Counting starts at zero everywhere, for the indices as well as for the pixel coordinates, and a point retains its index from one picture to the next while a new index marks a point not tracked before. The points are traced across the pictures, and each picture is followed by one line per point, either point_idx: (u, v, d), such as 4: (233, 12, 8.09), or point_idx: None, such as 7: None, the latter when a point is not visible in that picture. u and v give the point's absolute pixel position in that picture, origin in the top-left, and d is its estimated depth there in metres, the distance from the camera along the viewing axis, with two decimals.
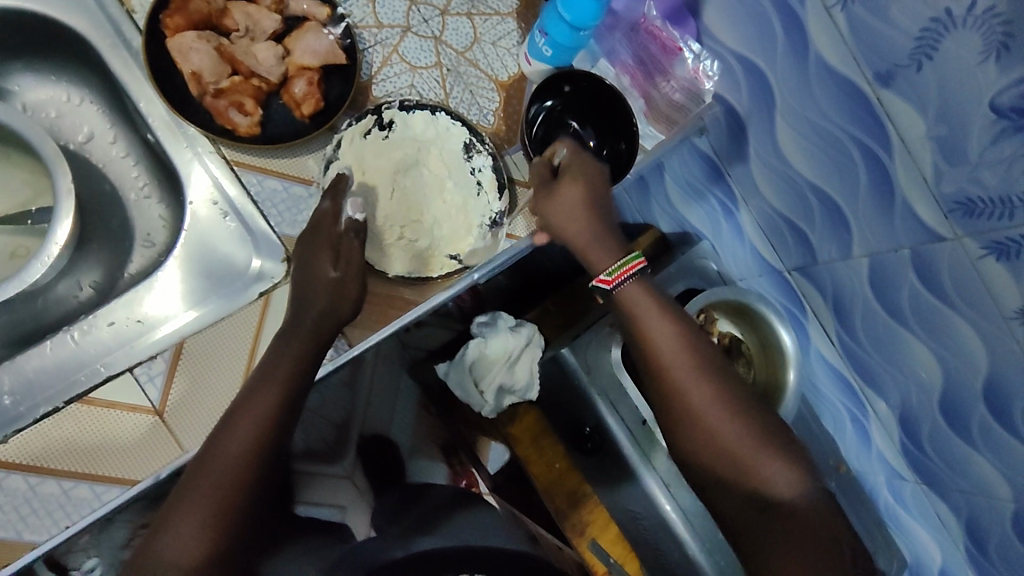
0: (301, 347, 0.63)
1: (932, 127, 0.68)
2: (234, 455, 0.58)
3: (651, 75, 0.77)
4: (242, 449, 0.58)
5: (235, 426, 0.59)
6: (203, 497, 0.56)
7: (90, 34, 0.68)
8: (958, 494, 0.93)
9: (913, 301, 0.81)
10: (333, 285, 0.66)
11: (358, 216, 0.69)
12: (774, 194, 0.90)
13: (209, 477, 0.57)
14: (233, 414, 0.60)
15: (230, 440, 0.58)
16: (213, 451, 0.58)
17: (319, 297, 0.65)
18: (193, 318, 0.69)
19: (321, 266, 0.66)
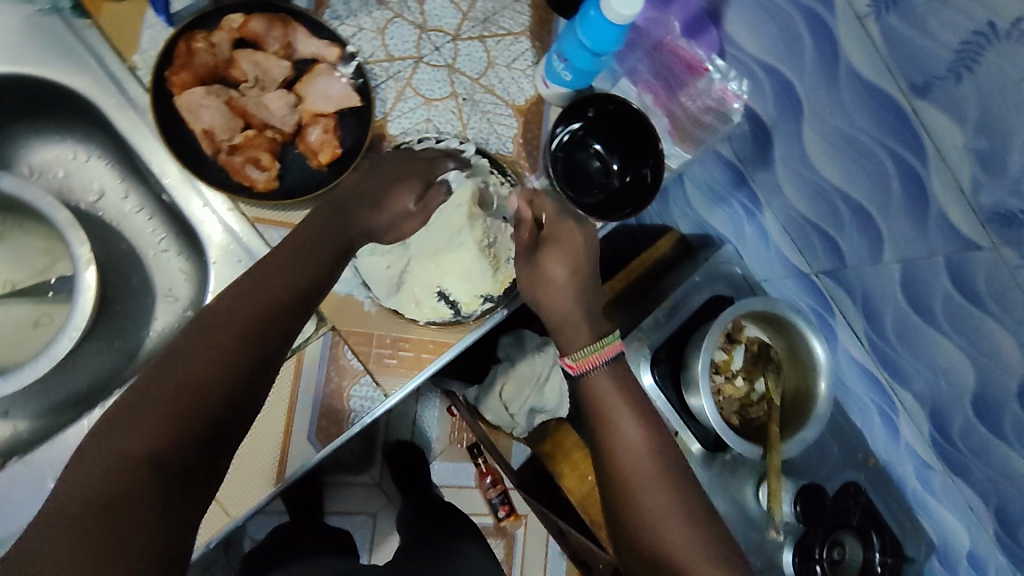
0: (305, 269, 0.57)
1: (970, 138, 0.65)
2: (222, 333, 0.51)
3: (674, 92, 0.74)
4: (215, 360, 0.50)
5: (213, 337, 0.51)
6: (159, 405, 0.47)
7: (92, 95, 0.65)
8: (987, 485, 0.93)
9: (946, 305, 0.80)
10: (392, 218, 0.65)
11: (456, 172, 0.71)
12: (800, 198, 0.88)
13: (173, 380, 0.49)
14: (223, 309, 0.53)
15: (204, 350, 0.50)
16: (181, 355, 0.50)
17: (341, 232, 0.61)
18: None
19: (403, 195, 0.65)
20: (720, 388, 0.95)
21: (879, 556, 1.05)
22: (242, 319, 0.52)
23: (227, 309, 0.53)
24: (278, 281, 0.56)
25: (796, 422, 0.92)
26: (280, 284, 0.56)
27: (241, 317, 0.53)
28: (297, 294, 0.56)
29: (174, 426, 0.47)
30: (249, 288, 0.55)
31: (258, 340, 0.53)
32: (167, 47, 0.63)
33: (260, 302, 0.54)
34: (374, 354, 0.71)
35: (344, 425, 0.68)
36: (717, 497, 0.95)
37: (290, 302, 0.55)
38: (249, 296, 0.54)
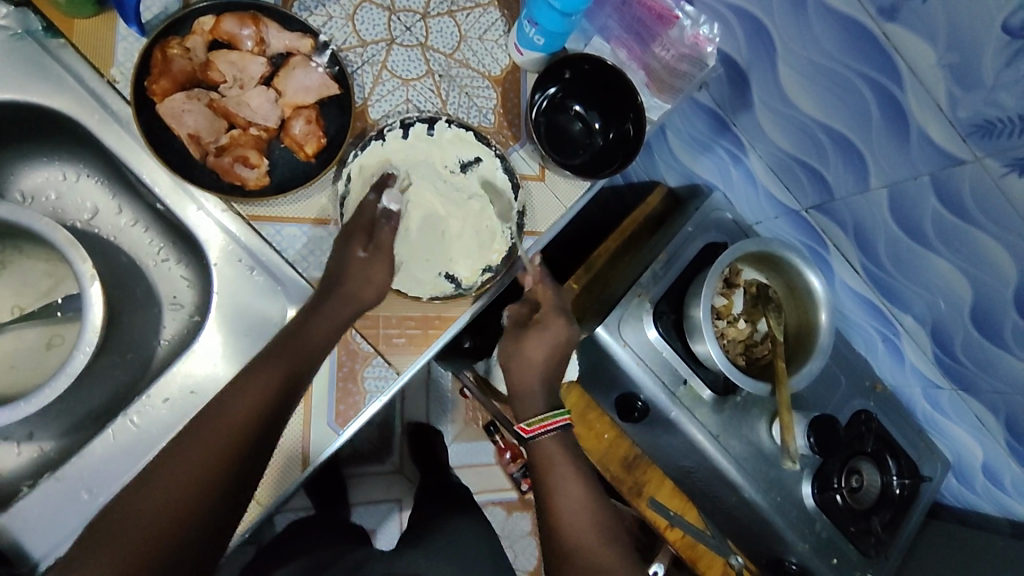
0: (292, 356, 0.62)
1: (943, 55, 0.66)
2: (218, 428, 0.57)
3: (647, 44, 0.74)
4: (215, 457, 0.56)
5: (205, 434, 0.57)
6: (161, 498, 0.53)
7: (75, 112, 0.66)
8: (994, 395, 0.96)
9: (936, 224, 0.81)
10: (364, 282, 0.67)
11: (394, 206, 0.70)
12: (783, 138, 0.89)
13: (173, 472, 0.55)
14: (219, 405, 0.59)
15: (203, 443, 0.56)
16: (179, 452, 0.56)
17: (316, 331, 0.64)
18: None
19: (351, 245, 0.67)
20: (723, 332, 0.97)
21: (897, 479, 1.08)
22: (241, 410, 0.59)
23: (220, 405, 0.59)
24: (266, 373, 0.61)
25: (800, 356, 0.94)
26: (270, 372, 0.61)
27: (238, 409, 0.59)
28: (283, 382, 0.61)
29: (172, 520, 0.53)
30: (244, 384, 0.60)
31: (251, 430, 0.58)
32: (144, 56, 0.63)
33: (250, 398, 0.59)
34: (382, 335, 0.73)
35: (361, 406, 0.70)
36: (731, 439, 0.99)
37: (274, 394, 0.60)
38: (242, 391, 0.60)
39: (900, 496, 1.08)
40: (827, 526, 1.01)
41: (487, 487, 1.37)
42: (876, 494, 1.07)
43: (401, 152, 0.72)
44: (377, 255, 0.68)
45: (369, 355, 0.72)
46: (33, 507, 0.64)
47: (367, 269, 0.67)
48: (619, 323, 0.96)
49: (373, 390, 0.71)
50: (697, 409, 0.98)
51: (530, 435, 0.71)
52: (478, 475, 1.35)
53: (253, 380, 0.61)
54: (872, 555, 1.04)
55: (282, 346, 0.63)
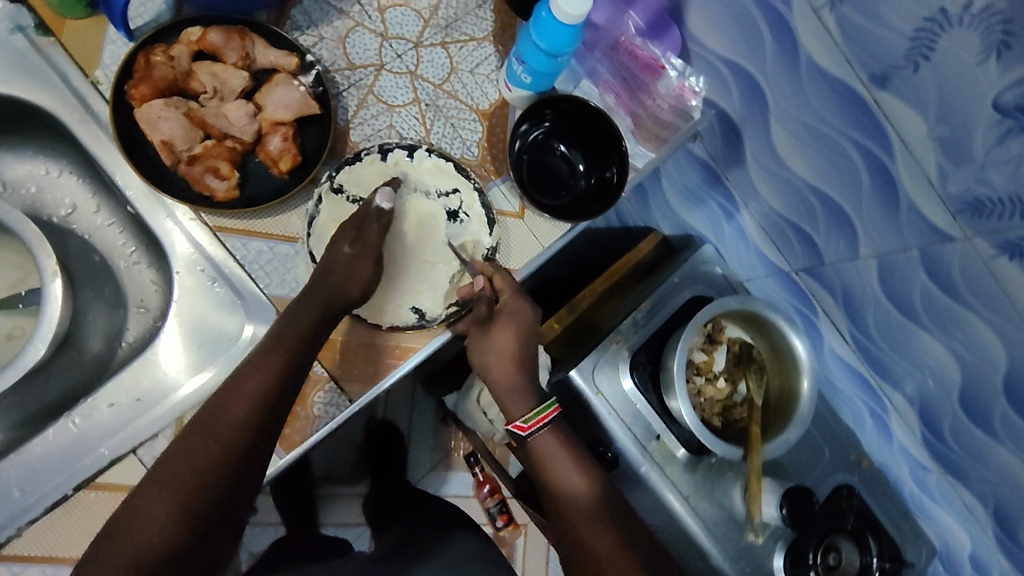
0: (282, 357, 0.62)
1: (933, 127, 0.64)
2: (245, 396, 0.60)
3: (635, 93, 0.74)
4: (209, 466, 0.56)
5: (197, 441, 0.57)
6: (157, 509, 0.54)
7: (56, 109, 0.67)
8: (983, 484, 0.91)
9: (925, 299, 0.78)
10: (348, 278, 0.67)
11: (385, 204, 0.69)
12: (775, 197, 0.87)
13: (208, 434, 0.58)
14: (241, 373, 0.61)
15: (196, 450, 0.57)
16: (172, 461, 0.56)
17: (299, 326, 0.64)
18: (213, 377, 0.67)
19: (337, 243, 0.67)
20: (700, 390, 0.92)
21: (876, 560, 1.03)
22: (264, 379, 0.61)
23: (212, 413, 0.59)
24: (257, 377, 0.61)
25: (779, 423, 0.91)
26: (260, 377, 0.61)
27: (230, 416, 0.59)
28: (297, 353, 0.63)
29: (166, 532, 0.53)
30: (259, 365, 0.62)
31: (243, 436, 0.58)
32: (126, 60, 0.64)
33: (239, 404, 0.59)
34: (339, 360, 0.71)
35: (309, 431, 0.68)
36: (701, 501, 0.94)
37: (266, 396, 0.60)
38: (231, 397, 0.60)
39: None
40: None
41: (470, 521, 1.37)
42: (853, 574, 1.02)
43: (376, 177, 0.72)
44: (367, 254, 0.68)
45: (321, 379, 0.70)
46: None
47: (353, 265, 0.67)
48: (593, 369, 0.93)
49: (323, 416, 0.69)
50: (669, 467, 0.94)
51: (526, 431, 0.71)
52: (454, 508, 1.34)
53: (242, 384, 0.61)
54: None
55: (273, 346, 0.62)
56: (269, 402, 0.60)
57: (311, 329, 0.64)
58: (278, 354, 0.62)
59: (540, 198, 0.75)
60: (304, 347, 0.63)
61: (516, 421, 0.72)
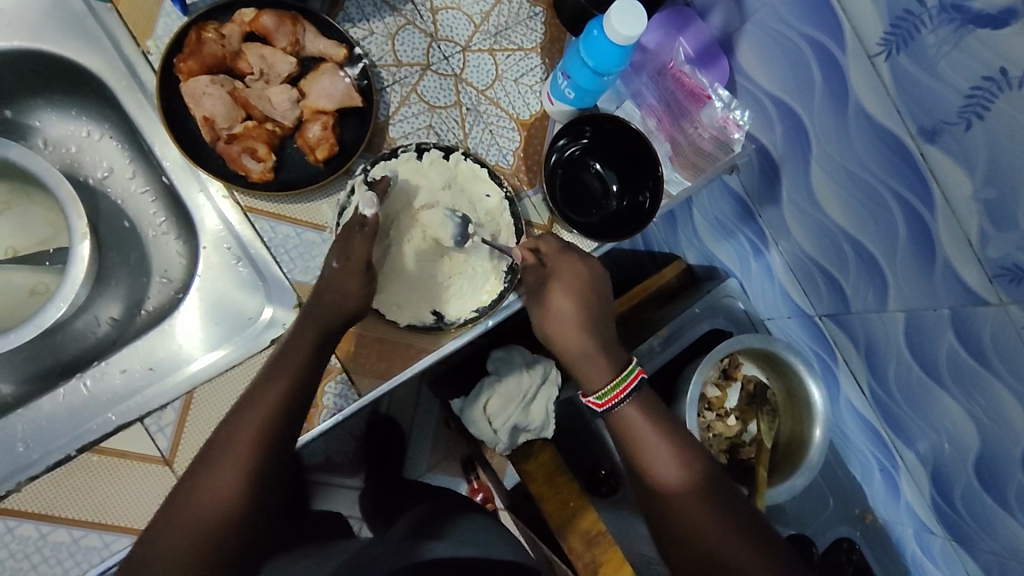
0: (291, 378, 0.61)
1: (979, 189, 0.62)
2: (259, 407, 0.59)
3: (677, 119, 0.72)
4: (232, 493, 0.57)
5: (217, 469, 0.57)
6: (181, 541, 0.55)
7: (104, 75, 0.68)
8: (989, 554, 0.89)
9: (951, 361, 0.76)
10: (340, 297, 0.63)
11: (366, 213, 0.66)
12: (807, 239, 0.86)
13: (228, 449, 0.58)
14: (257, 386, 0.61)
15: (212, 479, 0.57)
16: (193, 490, 0.57)
17: (303, 347, 0.62)
18: (224, 355, 0.68)
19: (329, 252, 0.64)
20: (709, 425, 0.92)
21: None
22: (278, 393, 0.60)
23: (227, 432, 0.59)
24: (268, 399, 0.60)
25: (787, 468, 0.89)
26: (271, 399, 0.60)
27: (244, 440, 0.58)
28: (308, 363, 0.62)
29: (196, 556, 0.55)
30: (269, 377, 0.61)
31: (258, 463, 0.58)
32: (178, 34, 0.65)
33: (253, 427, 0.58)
34: (353, 353, 0.70)
35: (314, 420, 0.68)
36: None
37: (279, 416, 0.60)
38: (243, 420, 0.59)
39: None
40: None
41: None
42: None
43: (409, 175, 0.71)
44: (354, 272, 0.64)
45: (332, 369, 0.70)
46: None
47: (339, 278, 0.64)
48: None
49: (330, 406, 0.69)
50: None
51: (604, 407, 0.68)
52: None
53: (253, 405, 0.60)
54: None
55: (278, 366, 0.61)
56: (283, 426, 0.60)
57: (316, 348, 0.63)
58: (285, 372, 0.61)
59: (571, 215, 0.74)
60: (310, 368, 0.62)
61: (594, 398, 0.68)
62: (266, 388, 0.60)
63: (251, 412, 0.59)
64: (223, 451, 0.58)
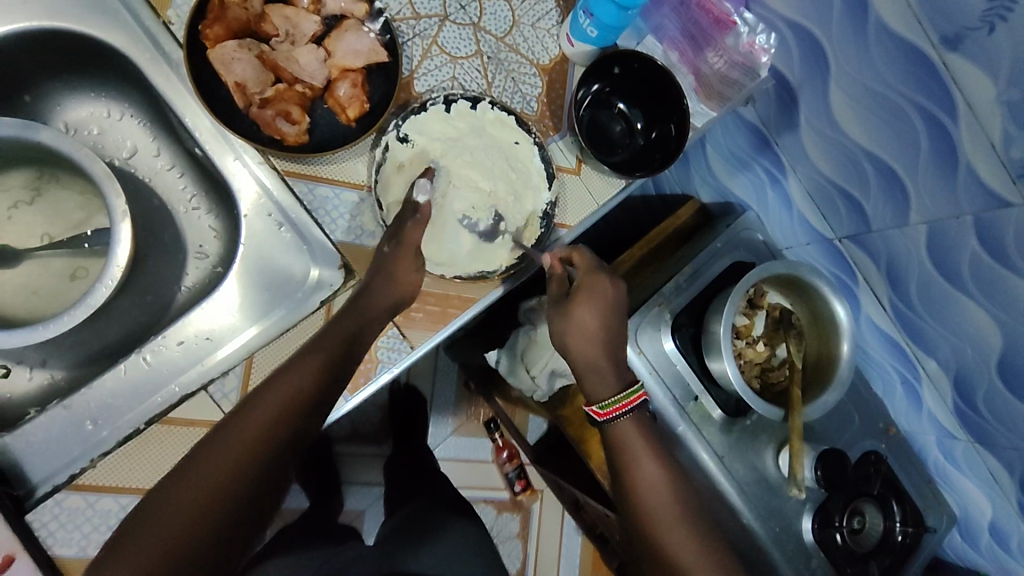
0: (313, 368, 0.61)
1: (1003, 91, 0.64)
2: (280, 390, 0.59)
3: (700, 49, 0.74)
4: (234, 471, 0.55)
5: (226, 443, 0.56)
6: (178, 514, 0.52)
7: (127, 49, 0.67)
8: (1011, 451, 0.93)
9: (973, 267, 0.79)
10: None
11: (421, 199, 0.69)
12: (826, 163, 0.88)
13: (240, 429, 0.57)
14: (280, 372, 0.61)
15: (225, 450, 0.56)
16: (208, 454, 0.56)
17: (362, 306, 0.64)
18: (261, 333, 0.69)
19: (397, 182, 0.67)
20: (741, 352, 0.95)
21: (899, 526, 1.05)
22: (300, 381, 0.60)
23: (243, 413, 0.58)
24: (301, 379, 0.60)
25: (817, 387, 0.92)
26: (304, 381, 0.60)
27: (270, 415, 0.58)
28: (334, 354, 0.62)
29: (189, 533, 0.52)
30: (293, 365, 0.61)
31: (276, 439, 0.58)
32: (202, 0, 0.64)
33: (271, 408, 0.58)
34: (401, 307, 0.72)
35: (371, 375, 0.69)
36: (735, 462, 0.96)
37: (295, 406, 0.59)
38: (270, 398, 0.59)
39: (901, 544, 1.05)
40: (824, 564, 0.98)
41: (486, 483, 1.46)
42: (877, 538, 1.04)
43: (438, 127, 0.72)
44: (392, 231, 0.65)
45: (383, 325, 0.71)
46: (38, 431, 0.64)
47: None
48: (635, 330, 0.95)
49: (384, 360, 0.70)
50: (705, 428, 0.96)
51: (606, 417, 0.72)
52: (473, 470, 1.45)
53: (285, 384, 0.60)
54: None
55: (306, 352, 0.62)
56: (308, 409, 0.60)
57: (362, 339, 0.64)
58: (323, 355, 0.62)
59: (601, 155, 0.75)
60: (344, 358, 0.63)
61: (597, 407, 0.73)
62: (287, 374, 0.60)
63: (276, 388, 0.59)
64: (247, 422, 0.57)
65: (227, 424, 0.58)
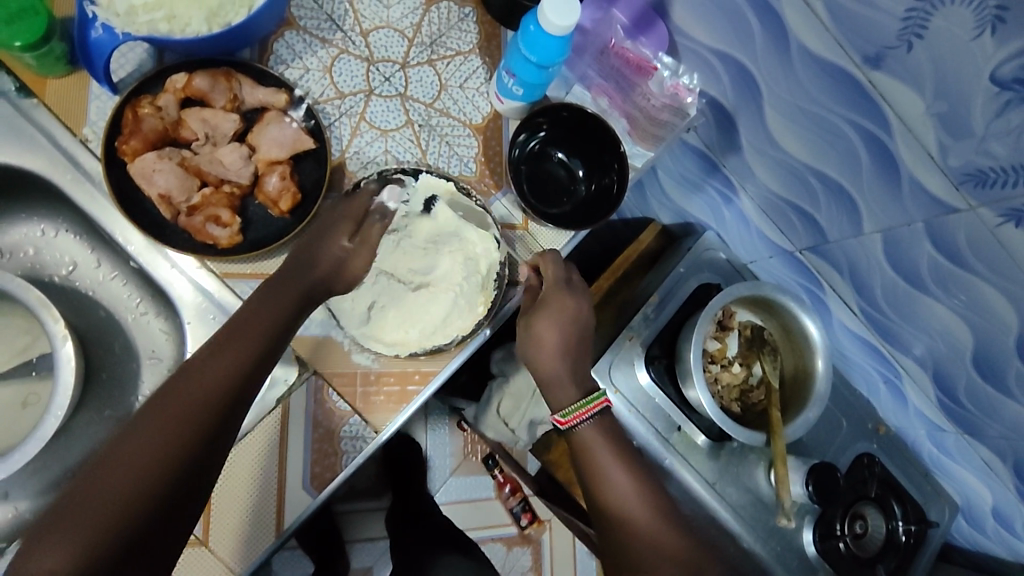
0: (258, 335, 0.58)
1: (931, 104, 0.63)
2: (232, 358, 0.57)
3: (628, 93, 0.74)
4: (176, 440, 0.52)
5: (170, 419, 0.53)
6: (116, 492, 0.49)
7: (47, 172, 0.66)
8: (1000, 439, 0.92)
9: (933, 270, 0.78)
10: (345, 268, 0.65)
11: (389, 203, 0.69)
12: (772, 179, 0.87)
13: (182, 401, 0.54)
14: (225, 334, 0.58)
15: (169, 424, 0.53)
16: (139, 431, 0.52)
17: None
18: None
19: (334, 236, 0.64)
20: (717, 377, 0.94)
21: (902, 525, 1.04)
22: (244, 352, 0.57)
23: (185, 382, 0.55)
24: (170, 431, 0.53)
25: (797, 403, 0.91)
26: (105, 505, 0.49)
27: (172, 434, 0.52)
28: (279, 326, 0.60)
29: (137, 511, 0.49)
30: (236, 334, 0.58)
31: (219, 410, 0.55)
32: (114, 116, 0.63)
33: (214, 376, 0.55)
34: (360, 393, 0.71)
35: (338, 466, 0.68)
36: (727, 487, 0.96)
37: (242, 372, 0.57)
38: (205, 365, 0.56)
39: (905, 543, 1.04)
40: None
41: (495, 521, 1.45)
42: (881, 541, 1.03)
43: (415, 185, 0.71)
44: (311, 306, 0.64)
45: (344, 414, 0.70)
46: None
47: None
48: (610, 368, 0.94)
49: (349, 449, 0.69)
50: (691, 455, 0.95)
51: (567, 424, 0.72)
52: (478, 509, 1.44)
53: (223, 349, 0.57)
54: None
55: (253, 318, 0.59)
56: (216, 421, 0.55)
57: (196, 436, 0.53)
58: (145, 456, 0.51)
59: (546, 210, 0.75)
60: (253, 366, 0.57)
61: (559, 415, 0.72)
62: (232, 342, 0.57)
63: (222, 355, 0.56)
64: (176, 394, 0.54)
65: (157, 397, 0.55)
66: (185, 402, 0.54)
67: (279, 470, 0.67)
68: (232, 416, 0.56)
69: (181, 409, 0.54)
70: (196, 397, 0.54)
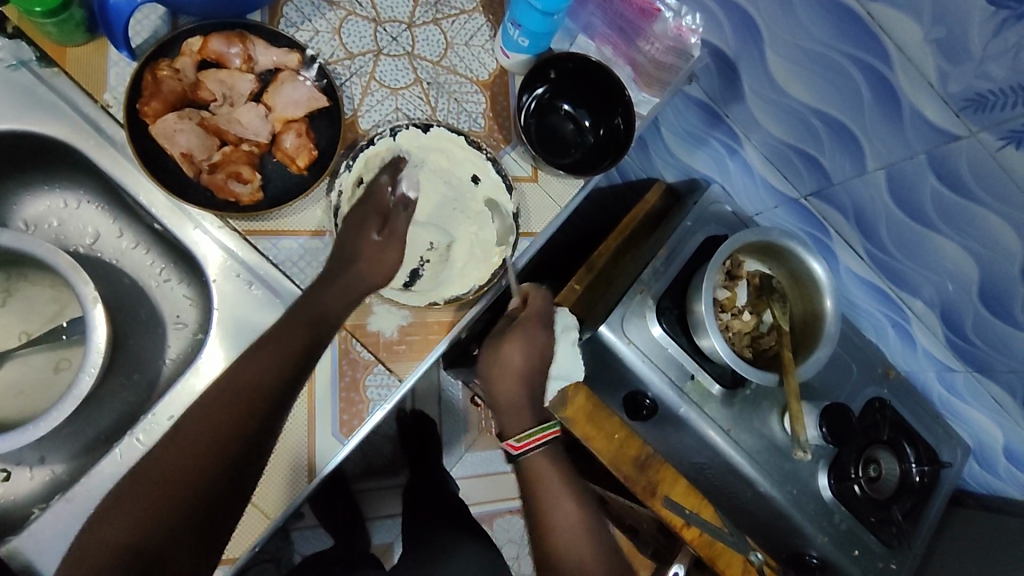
0: (285, 351, 0.63)
1: (929, 31, 0.65)
2: (260, 371, 0.61)
3: (632, 40, 0.78)
4: (207, 444, 0.58)
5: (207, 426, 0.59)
6: (151, 496, 0.55)
7: (70, 139, 0.68)
8: (1008, 373, 0.94)
9: (937, 203, 0.80)
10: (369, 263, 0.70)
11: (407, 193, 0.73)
12: (776, 126, 0.89)
13: (212, 414, 0.59)
14: (255, 352, 0.62)
15: (199, 430, 0.58)
16: (171, 442, 0.58)
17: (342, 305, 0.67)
18: None
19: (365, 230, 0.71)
20: (729, 324, 0.95)
21: (915, 466, 1.06)
22: (271, 367, 0.62)
23: (222, 395, 0.60)
24: (201, 437, 0.58)
25: (808, 345, 0.93)
26: (130, 514, 0.53)
27: (197, 440, 0.58)
28: (305, 336, 0.64)
29: (168, 511, 0.54)
30: (263, 351, 0.62)
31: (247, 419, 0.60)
32: (135, 79, 0.65)
33: (245, 382, 0.61)
34: (383, 343, 0.72)
35: (365, 414, 0.70)
36: (742, 433, 0.97)
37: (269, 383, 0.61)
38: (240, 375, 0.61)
39: (919, 483, 1.06)
40: (846, 517, 1.00)
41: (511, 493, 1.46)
42: (895, 483, 1.04)
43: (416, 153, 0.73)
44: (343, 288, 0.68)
45: (369, 364, 0.72)
46: (44, 528, 0.64)
47: (369, 260, 0.70)
48: (621, 321, 0.95)
49: (376, 398, 0.71)
50: (706, 404, 0.97)
51: (520, 449, 0.75)
52: (494, 483, 1.45)
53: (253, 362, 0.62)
54: (894, 546, 1.02)
55: (279, 333, 0.64)
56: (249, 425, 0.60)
57: (224, 445, 0.58)
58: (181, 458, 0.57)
59: (554, 160, 0.77)
60: (284, 377, 0.62)
61: (511, 440, 0.76)
62: (262, 353, 0.62)
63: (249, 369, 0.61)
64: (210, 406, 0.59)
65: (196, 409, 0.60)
66: (218, 412, 0.59)
67: (308, 422, 0.69)
68: (260, 428, 0.60)
69: (212, 421, 0.59)
70: (228, 410, 0.60)
